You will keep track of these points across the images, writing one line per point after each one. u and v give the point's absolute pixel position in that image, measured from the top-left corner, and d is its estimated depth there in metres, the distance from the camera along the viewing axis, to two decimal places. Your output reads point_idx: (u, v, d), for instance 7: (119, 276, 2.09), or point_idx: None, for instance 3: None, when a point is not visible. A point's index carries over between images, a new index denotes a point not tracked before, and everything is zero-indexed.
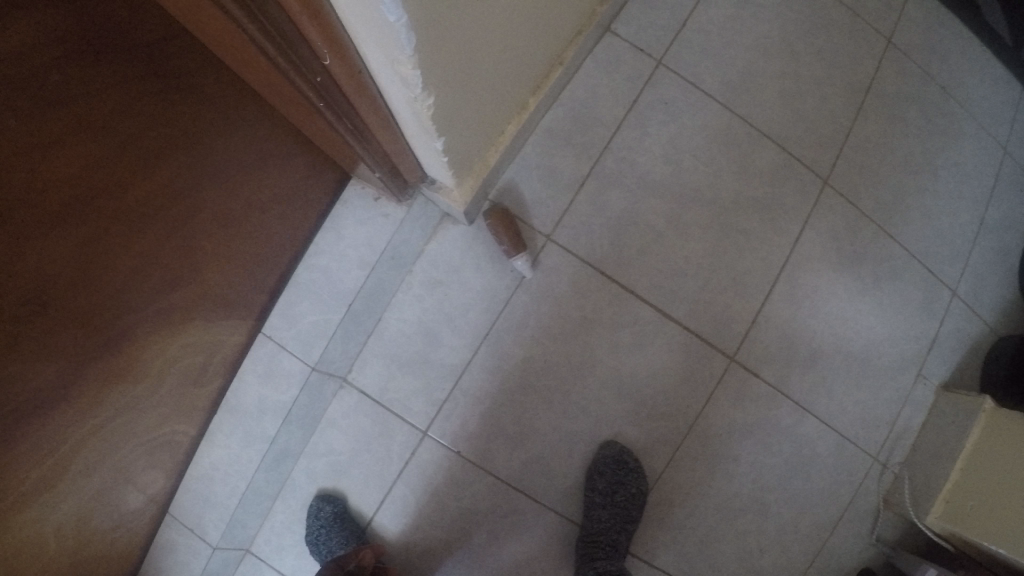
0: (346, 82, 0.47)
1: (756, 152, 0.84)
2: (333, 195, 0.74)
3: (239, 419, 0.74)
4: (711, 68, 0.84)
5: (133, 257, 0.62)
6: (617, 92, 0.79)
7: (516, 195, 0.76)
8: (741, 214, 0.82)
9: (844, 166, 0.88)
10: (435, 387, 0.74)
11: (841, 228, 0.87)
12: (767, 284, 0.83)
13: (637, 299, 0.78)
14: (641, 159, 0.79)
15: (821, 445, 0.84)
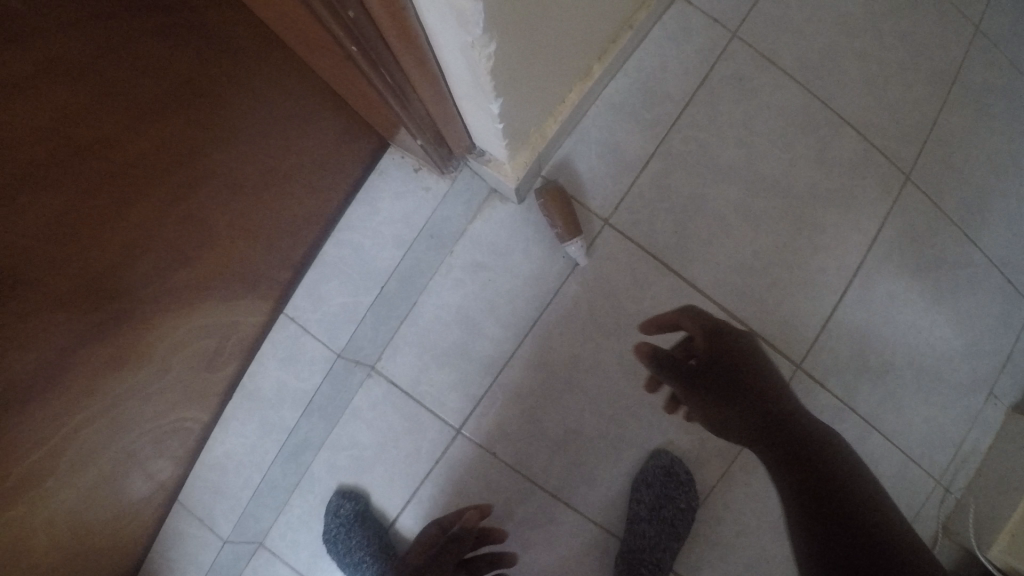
0: (392, 38, 0.39)
1: (836, 139, 0.75)
2: (368, 163, 0.66)
3: (257, 406, 0.69)
4: (791, 43, 0.75)
5: (172, 225, 0.51)
6: (686, 65, 0.71)
7: (571, 174, 0.69)
8: (816, 207, 0.74)
9: (931, 158, 0.80)
10: (472, 382, 0.67)
11: (924, 227, 0.79)
12: (841, 285, 0.75)
13: (698, 295, 0.70)
14: (709, 141, 0.71)
15: (883, 464, 0.78)
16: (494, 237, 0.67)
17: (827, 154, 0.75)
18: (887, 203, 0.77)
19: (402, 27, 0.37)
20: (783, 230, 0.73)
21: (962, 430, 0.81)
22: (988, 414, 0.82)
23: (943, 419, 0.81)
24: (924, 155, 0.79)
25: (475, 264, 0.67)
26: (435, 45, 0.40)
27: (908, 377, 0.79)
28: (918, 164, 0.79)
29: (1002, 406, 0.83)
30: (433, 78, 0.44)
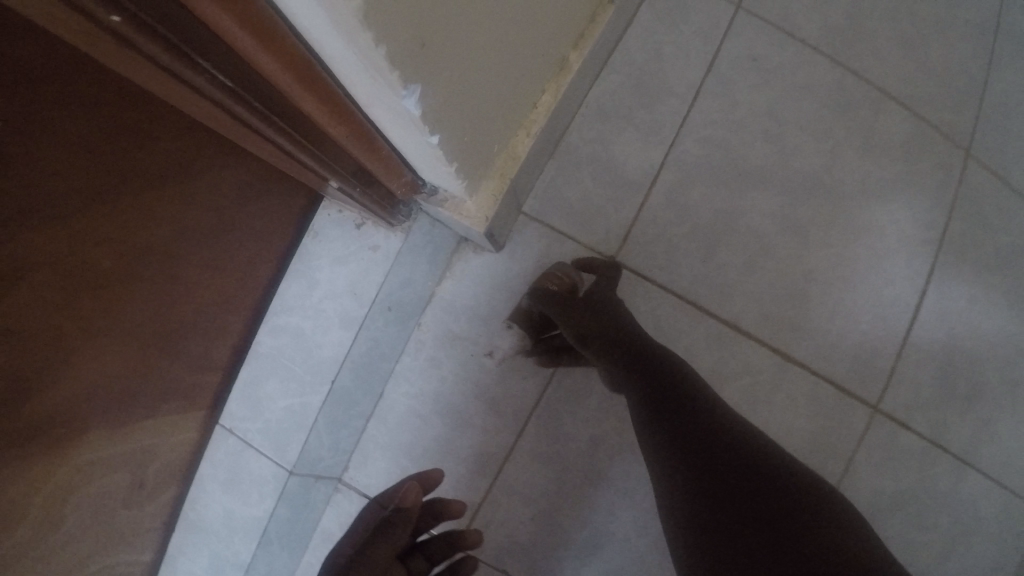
0: (231, 31, 0.23)
1: (881, 118, 0.61)
2: (299, 228, 0.53)
3: (202, 540, 0.53)
4: (812, 8, 0.60)
5: (129, 378, 0.50)
6: (685, 51, 0.57)
7: (562, 204, 0.54)
8: (871, 205, 0.59)
9: (1004, 126, 0.64)
10: (468, 486, 0.53)
11: (1003, 210, 0.63)
12: (912, 296, 0.60)
13: (739, 336, 0.56)
14: (729, 141, 0.57)
15: (993, 509, 0.62)
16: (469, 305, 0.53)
17: (875, 136, 0.60)
18: (953, 186, 0.62)
19: (243, 16, 0.22)
20: (831, 238, 0.58)
21: None
22: None
23: None
24: (992, 120, 0.64)
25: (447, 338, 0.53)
26: (311, 40, 0.24)
27: (1009, 399, 0.63)
28: (985, 132, 0.63)
29: None
30: (329, 95, 0.29)
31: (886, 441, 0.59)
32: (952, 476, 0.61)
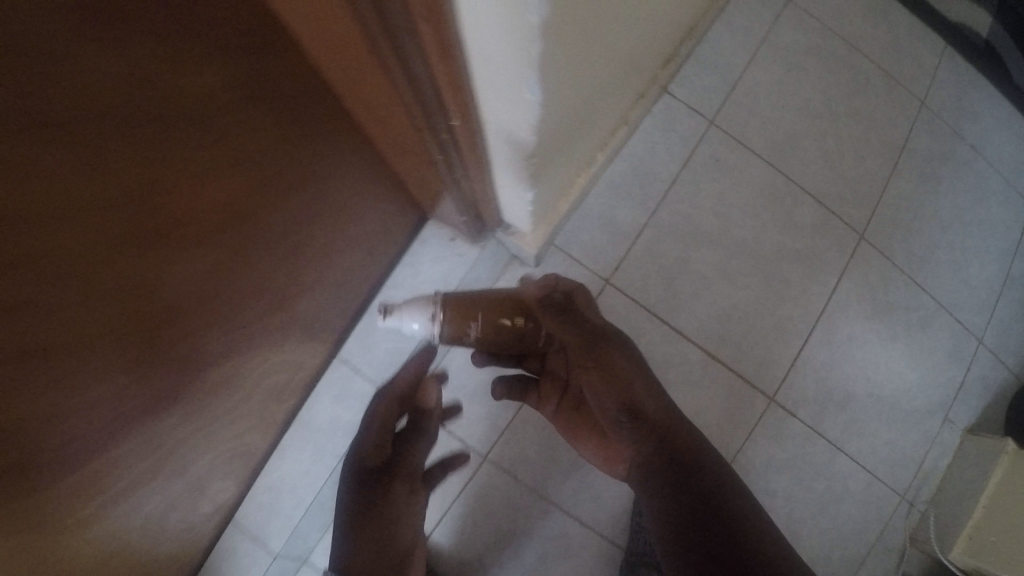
0: (462, 141, 0.55)
1: (798, 208, 0.90)
2: (411, 234, 0.81)
3: (311, 435, 0.82)
4: (758, 126, 0.90)
5: (243, 306, 0.59)
6: (672, 147, 0.87)
7: (581, 240, 0.84)
8: (784, 264, 0.88)
9: (883, 220, 0.94)
10: (497, 414, 0.83)
11: (876, 279, 0.93)
12: (806, 328, 0.88)
13: (684, 339, 0.85)
14: (693, 212, 0.87)
15: (853, 482, 0.91)
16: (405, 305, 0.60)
17: (793, 218, 0.89)
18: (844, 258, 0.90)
19: (471, 137, 0.54)
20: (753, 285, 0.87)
21: (923, 452, 0.95)
22: (945, 436, 0.96)
23: (898, 442, 0.94)
24: (875, 218, 0.93)
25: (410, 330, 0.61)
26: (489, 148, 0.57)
27: (868, 407, 0.92)
28: (869, 224, 0.93)
29: (958, 430, 0.97)
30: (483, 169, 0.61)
31: (777, 423, 0.87)
32: (826, 454, 0.89)
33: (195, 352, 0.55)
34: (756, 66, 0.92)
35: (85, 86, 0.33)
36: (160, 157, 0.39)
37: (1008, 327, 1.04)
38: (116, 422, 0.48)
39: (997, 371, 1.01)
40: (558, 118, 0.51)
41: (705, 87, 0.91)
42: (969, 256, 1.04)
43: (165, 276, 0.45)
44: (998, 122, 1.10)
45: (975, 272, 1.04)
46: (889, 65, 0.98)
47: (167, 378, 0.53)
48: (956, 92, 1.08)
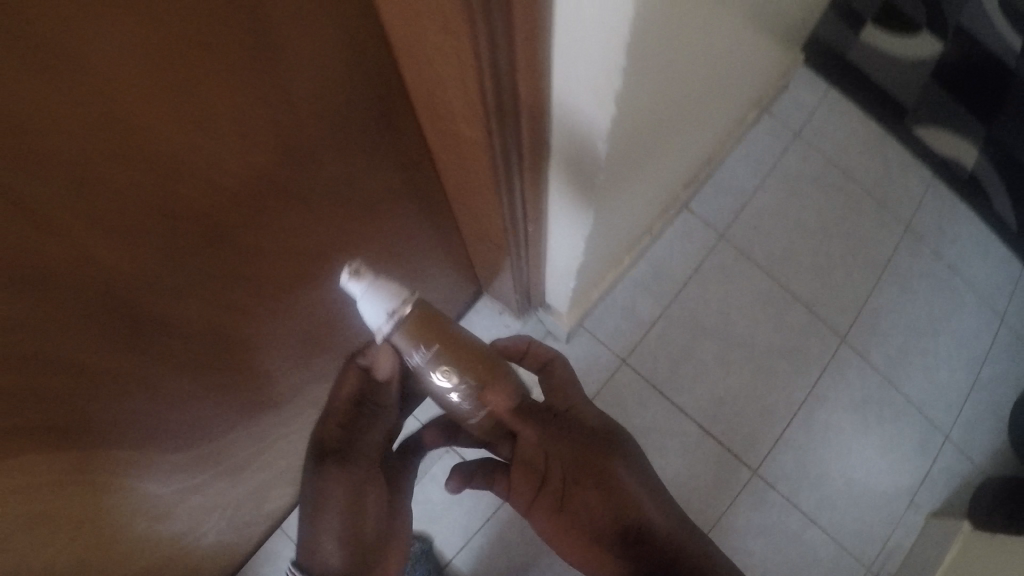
0: (533, 242, 0.78)
1: (785, 312, 1.18)
2: (470, 303, 1.04)
3: None
4: (761, 244, 1.22)
5: (263, 315, 0.61)
6: (689, 255, 1.20)
7: (610, 328, 1.15)
8: (772, 360, 1.16)
9: (860, 327, 1.19)
10: None
11: (852, 378, 1.16)
12: (786, 413, 1.14)
13: (684, 415, 1.12)
14: (699, 310, 1.17)
15: (825, 551, 1.08)
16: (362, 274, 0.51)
17: (783, 320, 1.18)
18: (826, 357, 1.17)
19: (535, 241, 0.78)
20: (742, 371, 1.15)
21: (888, 530, 1.10)
22: (909, 518, 1.11)
23: (865, 520, 1.10)
24: (856, 323, 1.19)
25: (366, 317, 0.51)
26: (547, 249, 0.83)
27: (841, 487, 1.11)
28: (851, 330, 1.18)
29: (923, 514, 1.11)
30: (539, 263, 0.86)
31: (758, 493, 1.10)
32: (799, 523, 1.08)
33: (213, 359, 0.59)
34: (761, 193, 1.25)
35: (67, 154, 0.33)
36: (164, 206, 0.41)
37: (973, 425, 1.17)
38: (129, 417, 0.54)
39: (962, 464, 1.14)
40: (599, 227, 0.77)
41: (721, 208, 1.24)
42: (940, 363, 1.19)
43: (69, 305, 0.40)
44: (976, 249, 1.26)
45: (945, 376, 1.19)
46: (881, 200, 1.27)
47: (181, 383, 0.57)
48: (937, 218, 1.27)
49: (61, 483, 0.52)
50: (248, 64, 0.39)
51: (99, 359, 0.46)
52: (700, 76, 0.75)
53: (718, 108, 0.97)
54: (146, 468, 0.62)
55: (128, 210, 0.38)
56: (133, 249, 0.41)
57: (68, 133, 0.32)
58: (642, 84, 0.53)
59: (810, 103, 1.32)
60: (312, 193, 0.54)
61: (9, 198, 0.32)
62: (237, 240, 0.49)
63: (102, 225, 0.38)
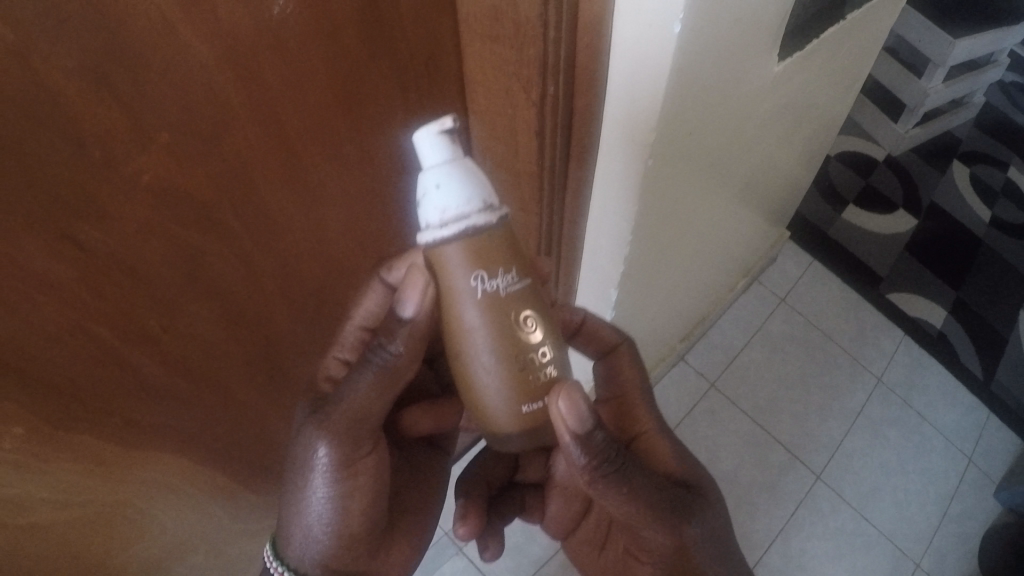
0: None
1: (767, 451, 1.32)
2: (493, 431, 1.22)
3: None
4: (747, 391, 1.38)
5: (294, 386, 0.70)
6: (682, 399, 1.37)
7: None
8: (753, 492, 1.28)
9: (834, 467, 1.30)
10: (523, 568, 1.23)
11: (825, 508, 1.26)
12: (765, 541, 1.23)
13: None
14: (691, 444, 1.32)
15: None
16: (449, 152, 0.50)
17: (766, 459, 1.31)
18: (801, 493, 1.27)
19: None
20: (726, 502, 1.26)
21: None
22: None
23: None
24: (831, 464, 1.31)
25: (456, 196, 0.48)
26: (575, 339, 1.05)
27: None
28: (825, 470, 1.30)
29: None
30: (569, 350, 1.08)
31: None
32: None
33: (247, 424, 0.67)
34: (749, 349, 1.43)
35: (165, 194, 0.43)
36: (234, 253, 0.51)
37: (944, 555, 1.22)
38: (174, 467, 0.62)
39: None
40: (627, 321, 0.99)
41: (713, 359, 1.42)
42: (909, 497, 1.28)
43: (153, 337, 0.50)
44: (943, 395, 1.38)
45: (916, 509, 1.27)
46: (854, 354, 1.42)
47: (220, 440, 0.65)
48: (906, 372, 1.41)
49: (93, 518, 0.59)
50: (349, 194, 0.57)
51: (163, 399, 0.55)
52: (689, 233, 0.96)
53: (713, 270, 1.19)
54: (192, 523, 0.72)
55: (253, 276, 0.54)
56: (246, 309, 0.56)
57: (164, 172, 0.43)
58: (661, 198, 0.74)
59: (796, 270, 1.53)
60: (345, 264, 0.64)
61: (118, 222, 0.42)
62: (306, 319, 0.64)
63: (189, 257, 0.48)
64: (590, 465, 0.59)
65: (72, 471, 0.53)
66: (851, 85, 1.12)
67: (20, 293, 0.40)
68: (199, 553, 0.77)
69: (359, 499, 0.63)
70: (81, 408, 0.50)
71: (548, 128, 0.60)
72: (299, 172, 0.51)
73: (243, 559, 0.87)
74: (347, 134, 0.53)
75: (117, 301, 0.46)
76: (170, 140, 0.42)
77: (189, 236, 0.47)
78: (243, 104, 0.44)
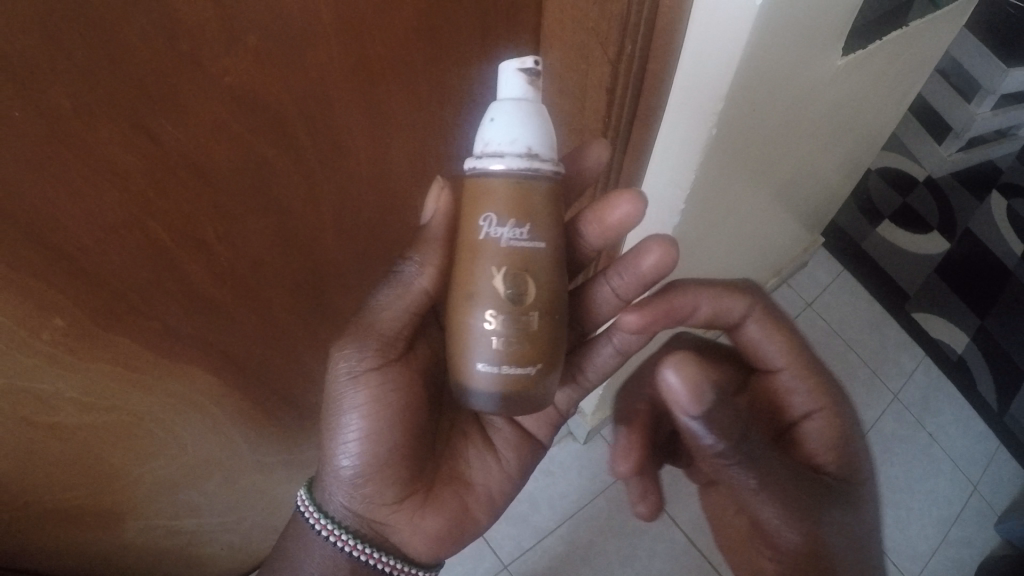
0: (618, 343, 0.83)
1: None
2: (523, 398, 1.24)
3: None
4: None
5: (328, 319, 0.70)
6: None
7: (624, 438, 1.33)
8: None
9: None
10: (525, 538, 1.23)
11: None
12: None
13: (675, 525, 1.24)
14: None
15: None
16: (519, 92, 0.54)
17: None
18: None
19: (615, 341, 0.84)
20: None
21: None
22: None
23: None
24: None
25: (501, 133, 0.54)
26: None
27: None
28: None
29: None
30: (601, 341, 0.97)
31: None
32: None
33: (279, 352, 0.67)
34: None
35: (241, 101, 0.43)
36: (296, 172, 0.51)
37: None
38: (203, 384, 0.63)
39: None
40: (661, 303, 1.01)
41: None
42: (911, 516, 1.28)
43: (207, 246, 0.50)
44: (956, 421, 1.38)
45: (916, 529, 1.27)
46: (874, 368, 1.43)
47: (251, 364, 0.66)
48: (922, 393, 1.41)
49: (125, 422, 0.60)
50: (415, 127, 0.58)
51: (205, 310, 0.55)
52: (732, 222, 0.96)
53: (746, 265, 1.19)
54: (210, 447, 0.72)
55: (312, 197, 0.54)
56: (301, 232, 0.56)
57: (247, 79, 0.43)
58: (714, 173, 0.74)
59: (825, 279, 1.53)
60: (400, 201, 0.64)
61: (194, 122, 0.42)
62: (354, 249, 0.64)
63: (251, 168, 0.48)
64: (718, 448, 0.65)
65: (102, 373, 0.53)
66: (906, 97, 1.11)
67: (85, 178, 0.40)
68: (215, 474, 0.77)
69: (387, 440, 0.69)
70: (125, 308, 0.50)
71: (620, 84, 0.61)
72: (373, 98, 0.51)
73: (262, 485, 0.88)
74: (422, 66, 0.53)
75: (177, 204, 0.46)
76: (256, 44, 0.42)
77: (259, 145, 0.47)
78: (331, 18, 0.44)
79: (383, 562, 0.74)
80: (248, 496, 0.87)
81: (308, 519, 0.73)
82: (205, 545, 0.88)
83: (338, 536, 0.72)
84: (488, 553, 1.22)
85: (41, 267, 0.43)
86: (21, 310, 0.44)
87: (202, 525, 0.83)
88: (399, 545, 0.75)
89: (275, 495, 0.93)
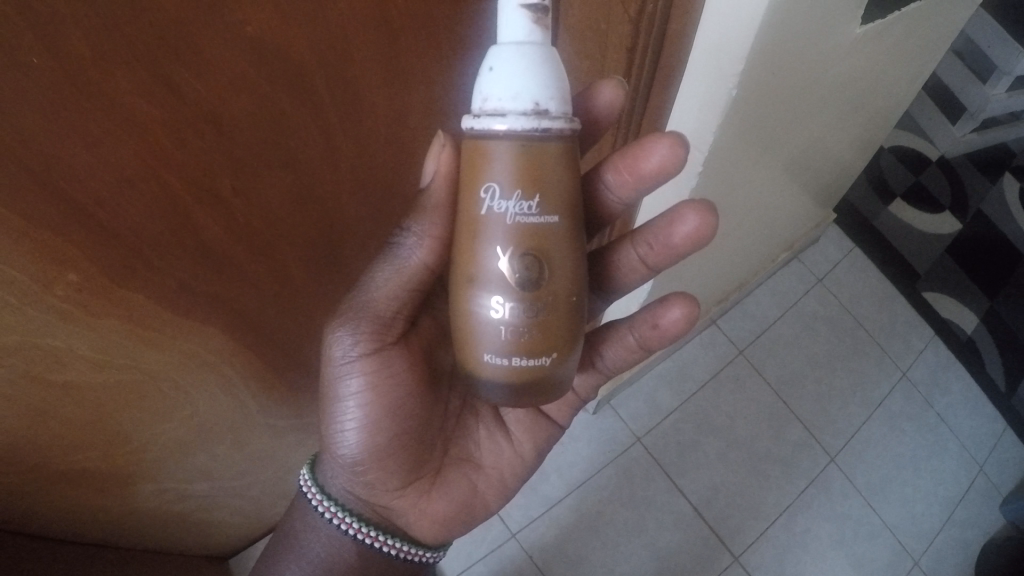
0: (642, 335, 0.80)
1: (786, 427, 1.32)
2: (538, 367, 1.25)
3: None
4: (774, 363, 1.39)
5: (342, 276, 0.69)
6: (710, 361, 1.39)
7: (633, 408, 1.34)
8: (765, 464, 1.29)
9: (849, 452, 1.31)
10: (533, 507, 1.24)
11: (835, 492, 1.27)
12: (772, 516, 1.24)
13: (683, 497, 1.25)
14: (710, 409, 1.33)
15: None
16: (526, 34, 0.49)
17: (783, 435, 1.32)
18: (814, 472, 1.28)
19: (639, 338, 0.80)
20: (738, 470, 1.28)
21: None
22: None
23: None
24: (847, 449, 1.32)
25: (502, 87, 0.49)
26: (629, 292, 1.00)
27: None
28: (839, 453, 1.31)
29: None
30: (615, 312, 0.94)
31: None
32: None
33: (291, 311, 0.67)
34: (779, 325, 1.44)
35: (258, 50, 0.43)
36: (311, 123, 0.50)
37: (943, 556, 1.23)
38: (215, 342, 0.62)
39: None
40: (672, 275, 1.01)
41: (745, 328, 1.43)
42: (917, 495, 1.28)
43: (220, 200, 0.50)
44: (965, 403, 1.38)
45: (922, 508, 1.27)
46: (884, 346, 1.43)
47: (264, 323, 0.65)
48: (930, 372, 1.41)
49: (136, 380, 0.59)
50: (434, 77, 0.57)
51: (218, 265, 0.55)
52: (744, 196, 0.96)
53: (757, 240, 1.19)
54: (221, 408, 0.72)
55: (329, 149, 0.53)
56: (318, 184, 0.56)
57: (268, 26, 0.42)
58: (727, 144, 0.74)
59: (836, 256, 1.53)
60: (417, 155, 0.63)
61: (213, 69, 0.42)
62: (368, 203, 0.63)
63: (266, 118, 0.47)
64: None
65: (114, 329, 0.53)
66: (924, 71, 1.11)
67: (104, 127, 0.40)
68: (228, 433, 0.77)
69: (386, 429, 0.69)
70: (141, 261, 0.49)
71: (642, 45, 0.60)
72: (393, 45, 0.51)
73: (276, 444, 0.88)
74: (443, 14, 0.52)
75: (194, 155, 0.45)
76: None
77: (277, 96, 0.46)
78: None
79: (389, 545, 0.75)
80: (262, 457, 0.87)
81: (312, 501, 0.73)
82: (219, 505, 0.89)
83: (343, 520, 0.72)
84: (497, 521, 1.22)
85: (58, 219, 0.42)
86: (37, 264, 0.44)
87: (216, 483, 0.83)
88: (404, 527, 0.76)
89: (288, 456, 0.94)
